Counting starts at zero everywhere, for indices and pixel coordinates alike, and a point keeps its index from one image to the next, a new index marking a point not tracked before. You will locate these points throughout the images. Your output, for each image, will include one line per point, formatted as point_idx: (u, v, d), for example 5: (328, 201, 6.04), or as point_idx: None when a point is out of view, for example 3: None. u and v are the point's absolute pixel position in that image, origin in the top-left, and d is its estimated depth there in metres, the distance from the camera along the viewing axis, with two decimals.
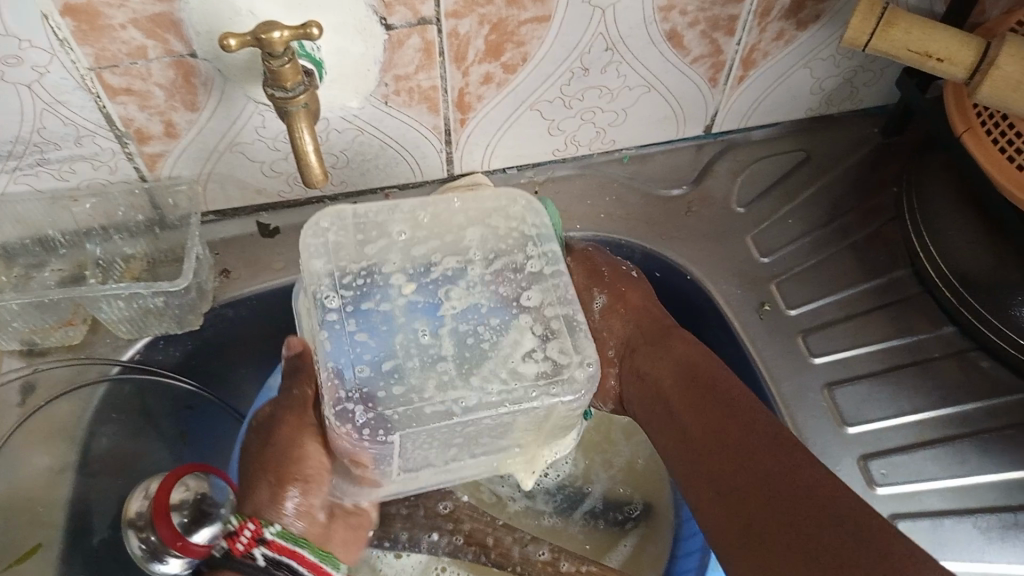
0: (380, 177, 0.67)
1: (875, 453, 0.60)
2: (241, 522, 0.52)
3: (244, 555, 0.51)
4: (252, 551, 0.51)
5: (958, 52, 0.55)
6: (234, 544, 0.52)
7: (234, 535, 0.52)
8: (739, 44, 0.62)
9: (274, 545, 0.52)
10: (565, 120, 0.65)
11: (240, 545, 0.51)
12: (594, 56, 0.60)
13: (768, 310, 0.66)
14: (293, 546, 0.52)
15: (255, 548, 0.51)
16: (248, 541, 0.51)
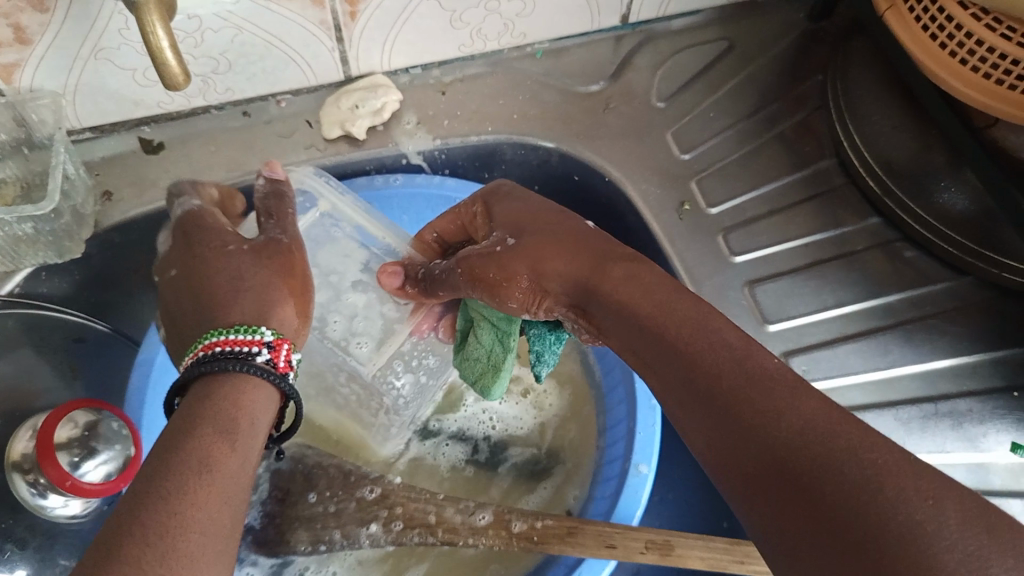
0: (270, 81, 0.61)
1: (797, 349, 0.58)
2: (279, 336, 0.44)
3: (285, 375, 0.44)
4: (289, 373, 0.44)
5: None
6: (281, 364, 0.44)
7: (270, 348, 0.44)
8: None
9: (294, 373, 0.46)
10: (468, 11, 0.60)
11: (281, 364, 0.44)
12: None
13: (689, 209, 0.63)
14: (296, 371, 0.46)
15: (253, 351, 0.43)
16: (284, 362, 0.44)
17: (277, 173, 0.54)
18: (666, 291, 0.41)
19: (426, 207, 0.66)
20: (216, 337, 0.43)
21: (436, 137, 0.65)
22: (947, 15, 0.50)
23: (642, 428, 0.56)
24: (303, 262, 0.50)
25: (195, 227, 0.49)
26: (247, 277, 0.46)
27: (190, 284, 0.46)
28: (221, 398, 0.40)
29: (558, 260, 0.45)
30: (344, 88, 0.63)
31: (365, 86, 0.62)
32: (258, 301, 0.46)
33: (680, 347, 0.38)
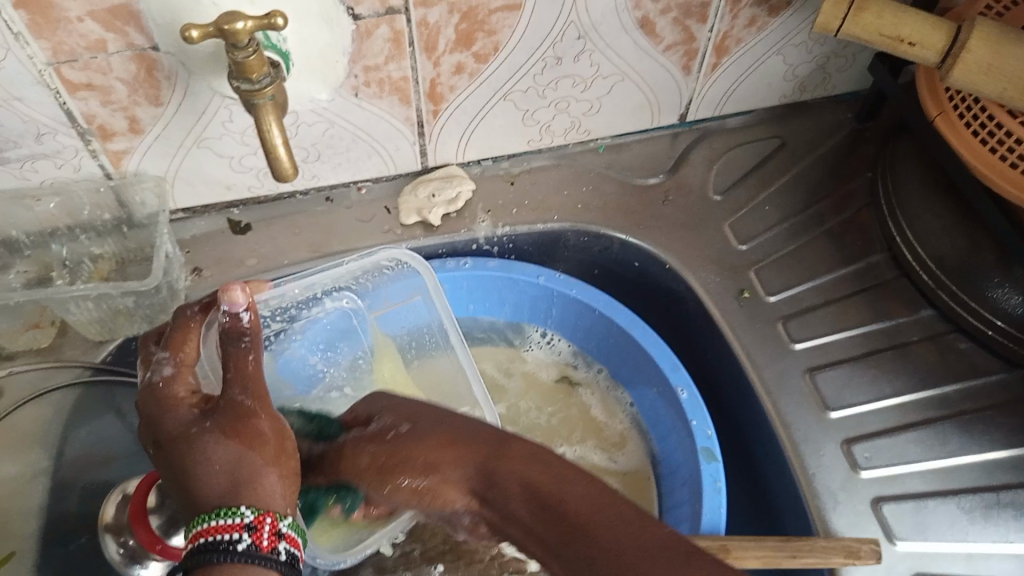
0: (353, 170, 0.66)
1: (856, 437, 0.59)
2: (259, 514, 0.40)
3: (268, 553, 0.39)
4: (276, 549, 0.40)
5: (931, 36, 0.55)
6: (260, 543, 0.39)
7: (252, 530, 0.39)
8: (712, 31, 0.61)
9: (292, 540, 0.41)
10: (540, 110, 0.65)
11: (265, 541, 0.40)
12: (567, 45, 0.59)
13: (747, 297, 0.66)
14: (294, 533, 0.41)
15: (238, 537, 0.39)
16: (273, 537, 0.40)
17: (238, 306, 0.46)
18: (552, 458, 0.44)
19: (491, 287, 0.69)
20: (201, 527, 0.40)
21: (504, 225, 0.68)
22: (1001, 124, 0.54)
23: (709, 511, 0.57)
24: (275, 425, 0.44)
25: (157, 406, 0.44)
26: (227, 467, 0.42)
27: (170, 478, 0.43)
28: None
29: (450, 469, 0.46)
30: (420, 178, 0.67)
31: (441, 176, 0.67)
32: (226, 485, 0.41)
33: (601, 523, 0.40)
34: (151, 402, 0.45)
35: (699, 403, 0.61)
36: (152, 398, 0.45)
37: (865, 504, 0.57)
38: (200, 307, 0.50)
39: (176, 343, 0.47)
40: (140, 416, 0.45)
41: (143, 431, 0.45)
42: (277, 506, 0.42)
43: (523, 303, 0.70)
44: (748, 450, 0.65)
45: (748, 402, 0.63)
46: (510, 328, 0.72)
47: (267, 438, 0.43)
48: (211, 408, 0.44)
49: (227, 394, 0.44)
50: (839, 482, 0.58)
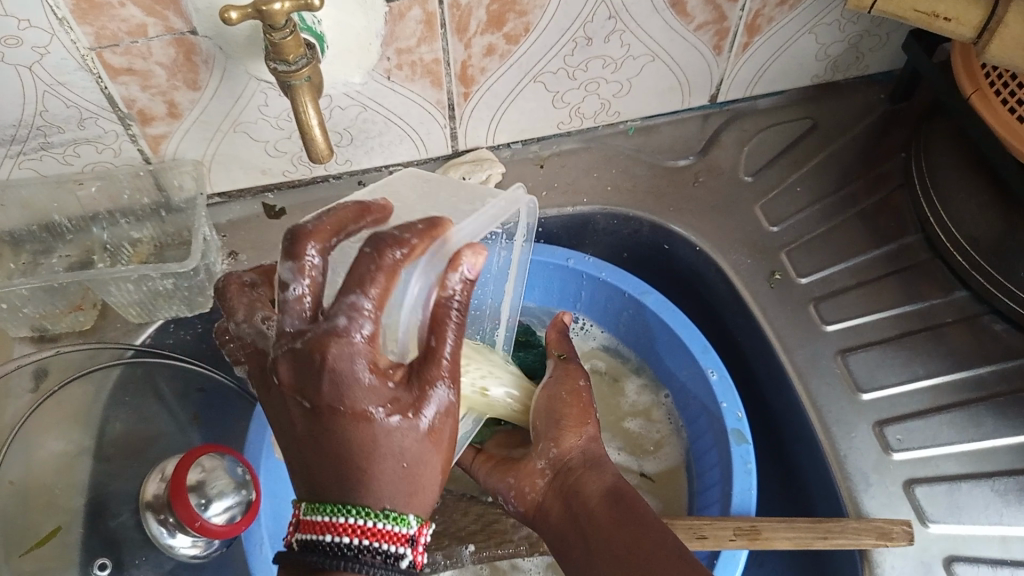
0: (385, 154, 0.66)
1: (889, 418, 0.59)
2: (421, 525, 0.41)
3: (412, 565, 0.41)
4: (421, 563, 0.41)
5: (965, 11, 0.54)
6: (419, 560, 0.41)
7: (412, 544, 0.40)
8: (744, 10, 0.61)
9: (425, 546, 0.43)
10: (570, 92, 0.65)
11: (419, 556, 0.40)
12: (597, 25, 0.59)
13: (778, 279, 0.66)
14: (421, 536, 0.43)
15: (389, 549, 0.39)
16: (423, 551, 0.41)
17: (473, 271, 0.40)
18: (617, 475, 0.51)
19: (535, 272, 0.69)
20: (372, 524, 0.39)
21: None
22: None
23: (739, 492, 0.57)
24: (450, 423, 0.41)
25: (404, 394, 0.39)
26: (405, 459, 0.39)
27: (375, 461, 0.39)
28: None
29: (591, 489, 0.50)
30: (451, 162, 0.68)
31: (471, 160, 0.67)
32: (406, 476, 0.40)
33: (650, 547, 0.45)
34: (338, 366, 0.37)
35: (730, 384, 0.61)
36: (306, 364, 0.37)
37: (897, 485, 0.57)
38: (406, 251, 0.38)
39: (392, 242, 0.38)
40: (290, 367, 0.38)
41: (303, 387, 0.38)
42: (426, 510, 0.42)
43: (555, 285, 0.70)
44: (779, 431, 0.65)
45: (780, 383, 0.63)
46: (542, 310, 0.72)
47: (443, 436, 0.41)
48: (405, 393, 0.39)
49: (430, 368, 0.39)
50: (872, 463, 0.57)
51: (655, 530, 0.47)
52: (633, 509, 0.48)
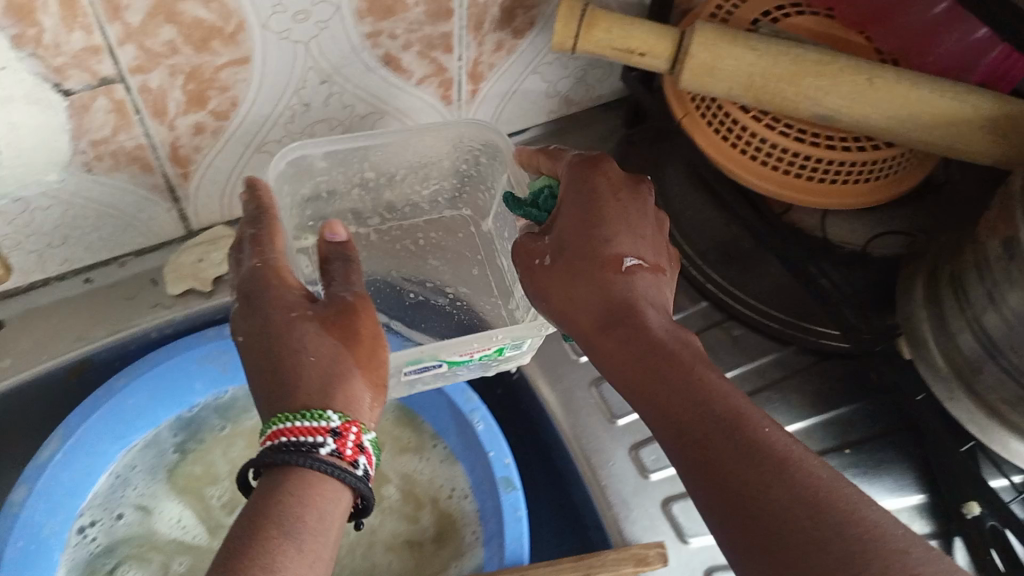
0: (110, 247, 0.61)
1: (643, 440, 0.58)
2: (345, 420, 0.43)
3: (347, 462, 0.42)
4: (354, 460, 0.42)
5: (658, 43, 0.56)
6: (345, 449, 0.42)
7: (337, 436, 0.42)
8: (461, 60, 0.61)
9: (367, 456, 0.44)
10: None
11: (347, 450, 0.42)
12: (311, 91, 0.58)
13: None
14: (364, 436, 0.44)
15: (320, 441, 0.41)
16: (353, 449, 0.43)
17: (340, 237, 0.52)
18: (661, 332, 0.43)
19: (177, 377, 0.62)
20: (288, 427, 0.42)
21: None
22: (736, 119, 0.58)
23: (511, 543, 0.54)
24: (372, 328, 0.48)
25: (342, 319, 0.47)
26: (315, 355, 0.45)
27: (306, 373, 0.44)
28: (286, 497, 0.40)
29: (579, 299, 0.46)
30: (185, 243, 0.63)
31: (206, 239, 0.63)
32: (323, 381, 0.44)
33: (662, 378, 0.41)
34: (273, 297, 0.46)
35: (497, 433, 0.58)
36: (262, 279, 0.46)
37: (656, 505, 0.55)
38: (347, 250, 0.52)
39: (534, 253, 0.49)
40: (242, 297, 0.46)
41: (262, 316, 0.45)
42: (363, 415, 0.45)
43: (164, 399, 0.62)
44: (549, 469, 0.63)
45: (543, 424, 0.61)
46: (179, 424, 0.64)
47: (364, 336, 0.47)
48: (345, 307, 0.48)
49: (338, 293, 0.49)
50: (630, 487, 0.56)
51: (737, 412, 0.39)
52: (662, 376, 0.41)
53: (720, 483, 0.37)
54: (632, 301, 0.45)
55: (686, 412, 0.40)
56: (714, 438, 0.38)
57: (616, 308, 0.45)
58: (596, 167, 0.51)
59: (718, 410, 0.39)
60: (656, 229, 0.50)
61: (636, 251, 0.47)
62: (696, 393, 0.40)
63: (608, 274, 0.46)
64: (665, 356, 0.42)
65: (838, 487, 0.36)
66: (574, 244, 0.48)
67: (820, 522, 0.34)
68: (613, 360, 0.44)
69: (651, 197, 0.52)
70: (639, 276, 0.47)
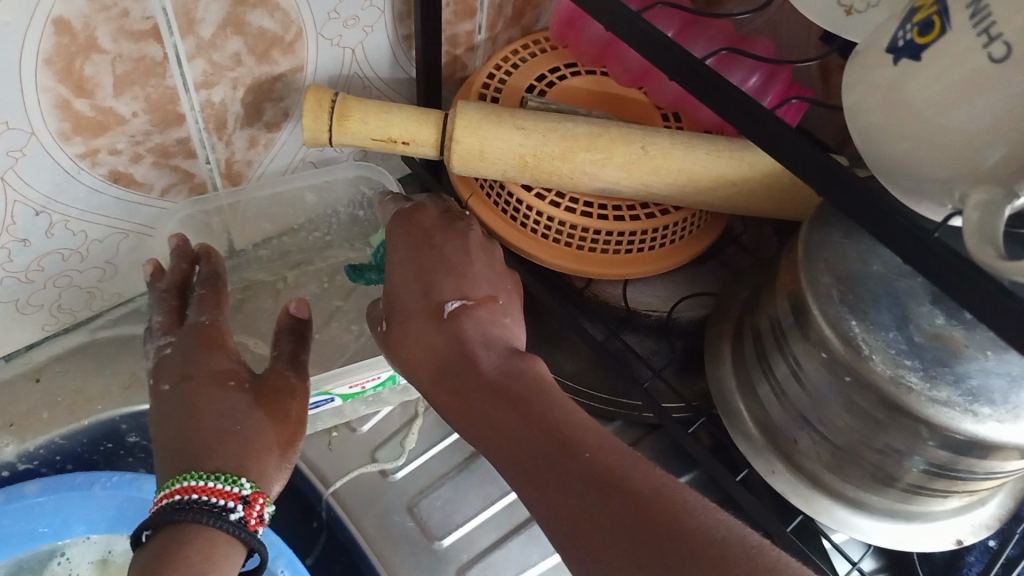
0: None
1: (470, 562, 0.52)
2: (256, 489, 0.44)
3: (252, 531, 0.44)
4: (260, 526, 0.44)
5: (418, 131, 0.51)
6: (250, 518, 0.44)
7: (246, 503, 0.44)
8: (209, 162, 0.55)
9: (248, 510, 0.44)
10: (34, 295, 0.54)
11: (254, 519, 0.44)
12: (24, 224, 0.49)
13: (336, 436, 0.57)
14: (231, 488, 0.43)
15: (230, 505, 0.43)
16: (257, 517, 0.44)
17: (302, 313, 0.52)
18: (495, 372, 0.41)
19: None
20: (186, 485, 0.43)
21: (34, 439, 0.56)
22: (518, 198, 0.54)
23: None
24: (300, 409, 0.49)
25: (275, 398, 0.48)
26: (234, 422, 0.46)
27: (221, 441, 0.45)
28: (193, 549, 0.41)
29: (414, 358, 0.44)
30: None
31: None
32: (243, 451, 0.45)
33: (515, 410, 0.39)
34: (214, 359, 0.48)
35: None
36: (202, 339, 0.48)
37: None
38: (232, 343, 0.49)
39: (379, 321, 0.47)
40: (180, 349, 0.48)
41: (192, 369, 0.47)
42: (268, 487, 0.46)
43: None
44: None
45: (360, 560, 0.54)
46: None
47: (290, 419, 0.48)
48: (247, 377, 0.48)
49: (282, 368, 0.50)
50: None
51: (567, 440, 0.37)
52: (499, 420, 0.39)
53: (569, 519, 0.34)
54: (459, 348, 0.43)
55: (541, 443, 0.37)
56: (547, 475, 0.36)
57: (458, 353, 0.43)
58: (428, 217, 0.50)
59: (551, 438, 0.37)
60: (485, 259, 0.48)
61: (462, 294, 0.45)
62: (529, 429, 0.38)
63: (431, 324, 0.44)
64: (523, 392, 0.40)
65: (674, 499, 0.34)
66: (409, 295, 0.46)
67: (660, 542, 0.32)
68: (454, 411, 0.42)
69: (472, 233, 0.50)
70: (471, 313, 0.44)
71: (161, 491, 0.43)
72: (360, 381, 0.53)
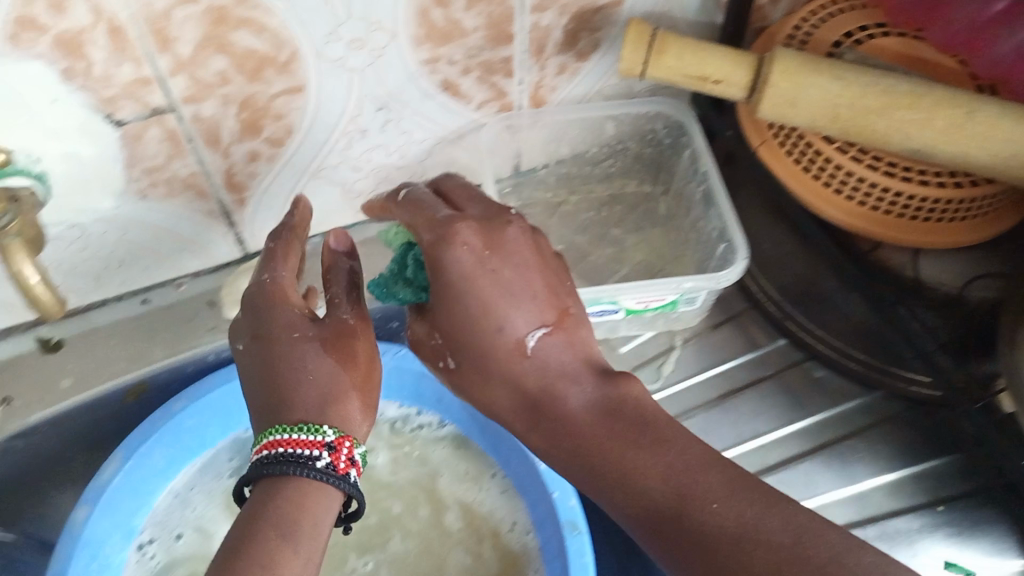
0: (168, 268, 0.62)
1: None
2: (340, 435, 0.44)
3: (346, 472, 0.43)
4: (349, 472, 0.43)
5: (731, 73, 0.53)
6: (338, 461, 0.43)
7: (331, 450, 0.43)
8: (522, 83, 0.59)
9: (337, 455, 0.43)
10: (359, 181, 0.62)
11: (342, 463, 0.43)
12: (368, 117, 0.56)
13: (600, 350, 0.63)
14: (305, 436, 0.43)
15: (316, 453, 0.43)
16: (348, 461, 0.44)
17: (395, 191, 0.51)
18: (588, 429, 0.43)
19: (236, 398, 0.64)
20: (276, 436, 0.43)
21: (340, 304, 0.64)
22: (818, 151, 0.55)
23: None
24: (366, 350, 0.48)
25: (496, 228, 0.46)
26: (487, 263, 0.44)
27: (483, 287, 0.44)
28: (286, 501, 0.41)
29: (497, 392, 0.45)
30: (243, 266, 0.63)
31: None
32: (323, 399, 0.44)
33: (636, 460, 0.41)
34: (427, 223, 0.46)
35: (561, 472, 0.60)
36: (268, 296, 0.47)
37: None
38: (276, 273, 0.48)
39: (436, 354, 0.46)
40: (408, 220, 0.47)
41: (263, 316, 0.46)
42: (356, 429, 0.45)
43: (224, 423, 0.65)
44: None
45: None
46: (235, 446, 0.66)
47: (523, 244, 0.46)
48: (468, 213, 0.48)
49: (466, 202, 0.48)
50: None
51: (705, 497, 0.39)
52: (604, 465, 0.42)
53: None
54: (547, 387, 0.44)
55: (642, 503, 0.40)
56: (688, 547, 0.38)
57: (545, 397, 0.44)
58: (476, 225, 0.46)
59: (673, 497, 0.39)
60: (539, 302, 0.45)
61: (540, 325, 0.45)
62: (654, 497, 0.40)
63: (522, 361, 0.44)
64: (611, 445, 0.42)
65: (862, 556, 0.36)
66: (475, 304, 0.44)
67: None
68: (557, 453, 0.44)
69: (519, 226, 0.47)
70: (552, 343, 0.45)
71: (254, 445, 0.44)
72: (646, 299, 0.57)
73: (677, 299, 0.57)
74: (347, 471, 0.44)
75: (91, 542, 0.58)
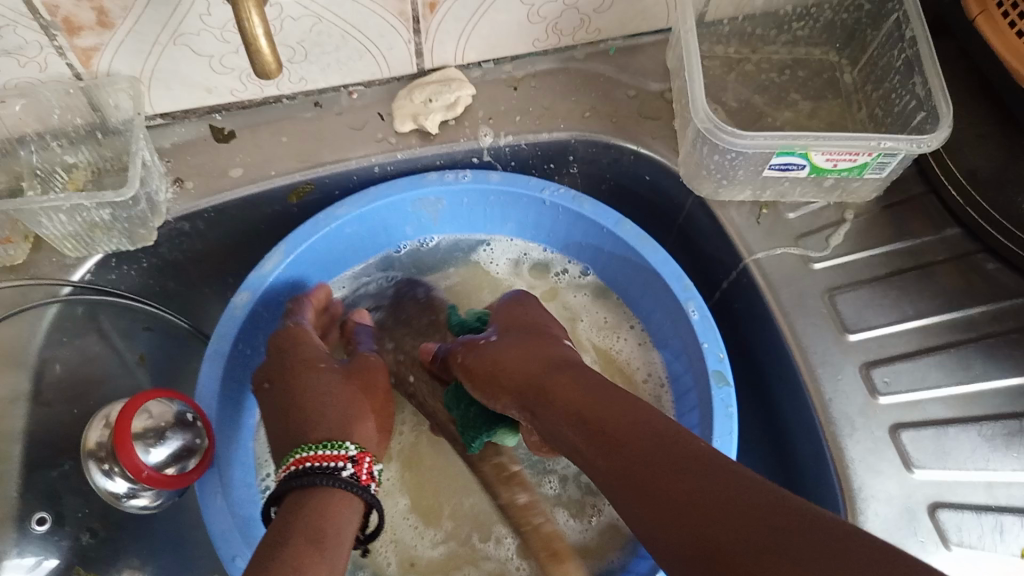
0: (343, 72, 0.61)
1: (877, 360, 0.56)
2: (359, 453, 0.55)
3: (367, 480, 0.54)
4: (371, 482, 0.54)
5: None
6: (361, 474, 0.54)
7: (354, 463, 0.54)
8: None
9: (362, 476, 0.54)
10: (547, 5, 0.59)
11: (364, 474, 0.54)
12: None
13: (767, 213, 0.61)
14: (326, 452, 0.54)
15: (341, 465, 0.53)
16: (366, 474, 0.54)
17: None
18: (650, 468, 0.41)
19: (390, 214, 0.64)
20: (308, 454, 0.54)
21: (506, 134, 0.63)
22: None
23: (719, 438, 0.55)
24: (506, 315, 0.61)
25: None
26: None
27: None
28: (315, 506, 0.49)
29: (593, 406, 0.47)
30: (416, 82, 0.62)
31: (439, 80, 0.62)
32: (345, 416, 0.58)
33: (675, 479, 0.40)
34: None
35: (711, 325, 0.58)
36: None
37: (883, 430, 0.54)
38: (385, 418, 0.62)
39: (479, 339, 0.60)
40: None
41: (286, 361, 0.59)
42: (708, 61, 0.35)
43: (366, 242, 0.65)
44: (760, 373, 0.62)
45: (765, 328, 0.60)
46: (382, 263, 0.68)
47: None
48: None
49: None
50: (858, 406, 0.55)
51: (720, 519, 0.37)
52: (658, 498, 0.40)
53: None
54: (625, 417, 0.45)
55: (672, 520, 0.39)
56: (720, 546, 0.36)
57: (617, 426, 0.45)
58: None
59: (704, 510, 0.37)
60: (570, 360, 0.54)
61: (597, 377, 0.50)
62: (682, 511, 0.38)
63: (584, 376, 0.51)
64: (672, 472, 0.40)
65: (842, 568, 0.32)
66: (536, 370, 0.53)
67: None
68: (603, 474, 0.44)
69: None
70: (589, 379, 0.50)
71: (283, 464, 0.54)
72: (836, 157, 0.54)
73: (870, 161, 0.55)
74: (369, 481, 0.54)
75: (246, 326, 0.58)
